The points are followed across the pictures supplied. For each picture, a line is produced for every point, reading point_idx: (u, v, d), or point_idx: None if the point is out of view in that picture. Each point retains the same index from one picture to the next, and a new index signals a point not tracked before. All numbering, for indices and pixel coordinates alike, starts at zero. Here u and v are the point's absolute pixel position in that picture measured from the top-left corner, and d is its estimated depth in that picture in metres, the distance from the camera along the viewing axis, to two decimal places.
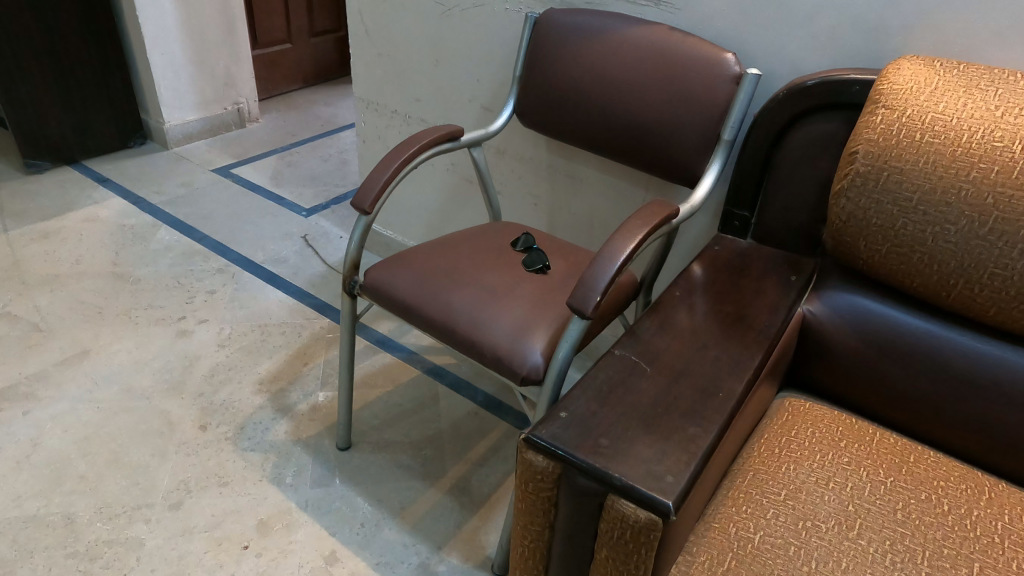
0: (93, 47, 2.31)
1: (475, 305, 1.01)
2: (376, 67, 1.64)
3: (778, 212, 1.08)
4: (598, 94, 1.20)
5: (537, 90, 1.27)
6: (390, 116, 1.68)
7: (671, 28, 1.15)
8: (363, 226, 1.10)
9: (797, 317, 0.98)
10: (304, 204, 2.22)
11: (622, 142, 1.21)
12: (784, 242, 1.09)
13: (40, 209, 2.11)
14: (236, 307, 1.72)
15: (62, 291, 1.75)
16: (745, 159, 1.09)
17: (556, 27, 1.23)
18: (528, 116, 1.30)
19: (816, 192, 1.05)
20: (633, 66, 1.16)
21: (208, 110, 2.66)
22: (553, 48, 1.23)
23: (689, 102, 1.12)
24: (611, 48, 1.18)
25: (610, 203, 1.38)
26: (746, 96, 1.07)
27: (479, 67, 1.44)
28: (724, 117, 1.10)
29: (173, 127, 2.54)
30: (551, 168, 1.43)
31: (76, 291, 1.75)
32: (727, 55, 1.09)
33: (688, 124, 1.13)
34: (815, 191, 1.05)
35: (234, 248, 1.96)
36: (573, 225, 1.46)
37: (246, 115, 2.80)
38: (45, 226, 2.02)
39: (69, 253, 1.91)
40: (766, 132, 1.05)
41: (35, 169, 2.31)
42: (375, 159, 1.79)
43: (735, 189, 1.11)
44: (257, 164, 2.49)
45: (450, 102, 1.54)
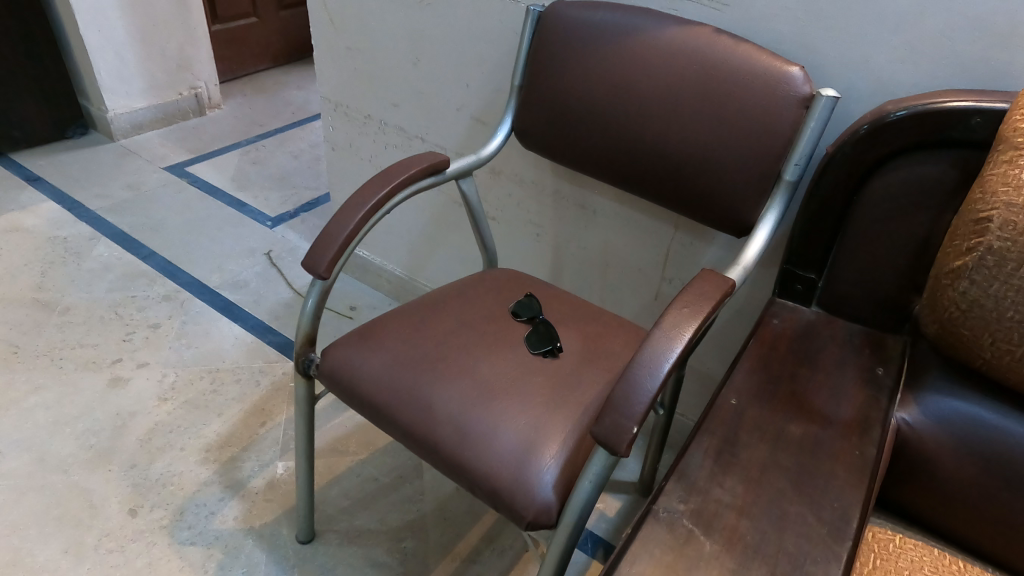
0: (18, 24, 1.99)
1: (462, 409, 0.77)
2: (344, 62, 1.35)
3: (856, 276, 0.83)
4: (620, 113, 0.94)
5: (541, 106, 1.01)
6: (363, 121, 1.40)
7: (716, 30, 0.88)
8: (319, 294, 0.85)
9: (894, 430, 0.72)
10: (269, 211, 1.94)
11: (649, 175, 0.95)
12: (862, 314, 0.85)
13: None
14: (182, 346, 1.46)
15: None
16: (813, 207, 0.83)
17: (566, 26, 0.96)
18: (529, 137, 1.04)
19: (911, 254, 0.80)
20: (667, 80, 0.89)
21: (160, 95, 2.35)
22: (562, 52, 0.97)
23: (739, 129, 0.85)
24: (638, 54, 0.91)
25: (629, 241, 1.13)
26: (818, 124, 0.81)
27: (467, 69, 1.17)
28: (787, 150, 0.84)
29: (119, 116, 2.24)
30: (557, 195, 1.18)
31: None
32: (794, 70, 0.82)
33: (738, 159, 0.86)
34: (909, 253, 0.80)
35: (184, 268, 1.69)
36: (583, 263, 1.21)
37: (205, 101, 2.49)
38: None
39: None
40: (845, 175, 0.80)
41: None
42: (346, 170, 1.51)
43: (799, 244, 0.86)
44: (217, 160, 2.19)
45: (434, 109, 1.27)
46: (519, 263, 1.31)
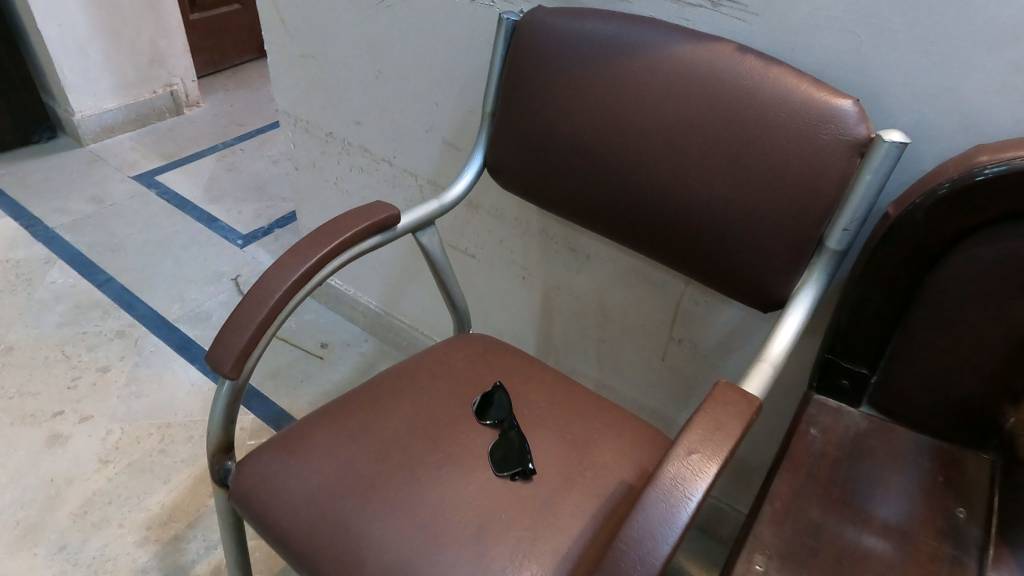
0: None
1: (401, 560, 0.59)
2: (300, 72, 1.15)
3: (924, 375, 0.63)
4: (615, 152, 0.74)
5: (517, 138, 0.81)
6: (325, 140, 1.21)
7: (741, 47, 0.67)
8: (230, 396, 0.67)
9: None
10: (241, 227, 1.73)
11: (652, 230, 0.75)
12: (928, 421, 0.65)
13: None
14: (131, 394, 1.30)
15: None
16: (866, 285, 0.62)
17: (545, 40, 0.76)
18: (506, 174, 0.84)
19: (1004, 354, 0.58)
20: (675, 112, 0.69)
21: (132, 94, 2.11)
22: (541, 74, 0.77)
23: (769, 181, 0.65)
24: (638, 77, 0.71)
25: (630, 292, 0.94)
26: (878, 178, 0.60)
27: (437, 84, 0.97)
28: (833, 209, 0.63)
29: (86, 119, 2.01)
30: (543, 234, 0.99)
31: None
32: (844, 104, 0.61)
33: (767, 219, 0.66)
34: (1003, 353, 0.58)
35: (142, 297, 1.51)
36: (576, 313, 1.03)
37: (182, 98, 2.24)
38: None
39: None
40: (915, 248, 0.59)
41: None
42: (312, 192, 1.32)
43: (845, 330, 0.65)
44: (188, 167, 1.97)
45: (402, 130, 1.07)
46: (504, 307, 1.13)
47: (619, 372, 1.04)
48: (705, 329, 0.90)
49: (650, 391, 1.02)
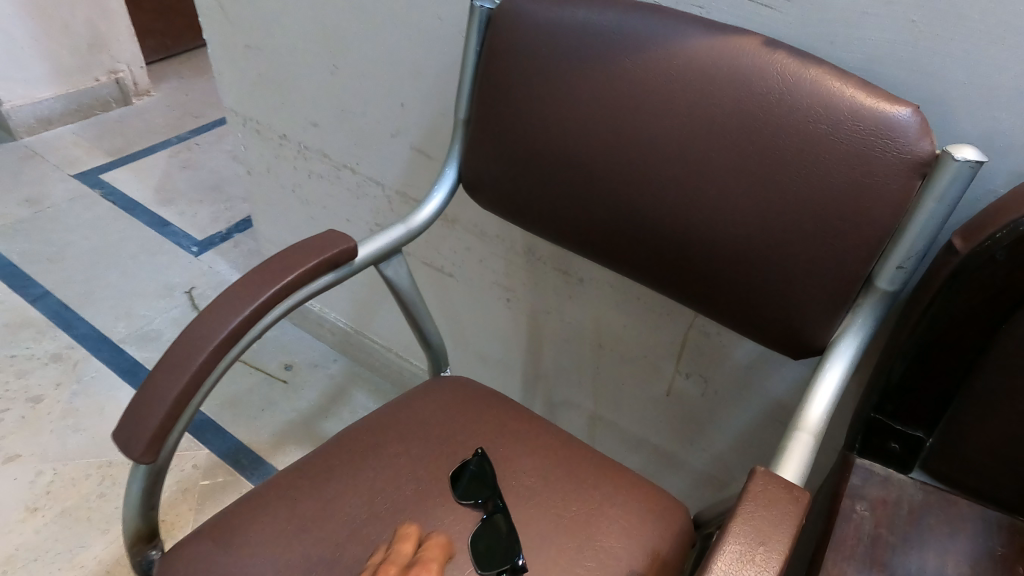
0: None
1: None
2: (246, 65, 1.00)
3: (993, 438, 0.53)
4: (616, 169, 0.61)
5: (496, 149, 0.68)
6: (279, 142, 1.07)
7: (769, 42, 0.55)
8: (147, 479, 0.54)
9: None
10: (195, 232, 1.55)
11: (661, 263, 0.63)
12: (994, 488, 0.55)
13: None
14: (67, 429, 1.11)
15: None
16: (925, 336, 0.51)
17: (528, 33, 0.63)
18: (485, 190, 0.72)
19: None
20: (688, 122, 0.56)
21: (71, 82, 1.84)
22: (524, 73, 0.64)
23: (806, 206, 0.53)
24: (641, 78, 0.58)
25: (629, 320, 0.83)
26: (943, 206, 0.48)
27: (402, 80, 0.84)
28: (886, 243, 0.51)
29: (18, 110, 1.75)
30: (530, 254, 0.88)
31: None
32: (902, 112, 0.49)
33: (802, 255, 0.54)
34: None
35: (82, 313, 1.32)
36: (568, 340, 0.92)
37: (130, 87, 1.98)
38: None
39: None
40: (992, 295, 0.48)
41: None
42: (270, 199, 1.18)
43: (897, 388, 0.54)
44: (138, 164, 1.74)
45: (364, 133, 0.94)
46: (487, 331, 1.02)
47: (617, 404, 0.94)
48: (715, 364, 0.79)
49: (652, 425, 0.92)
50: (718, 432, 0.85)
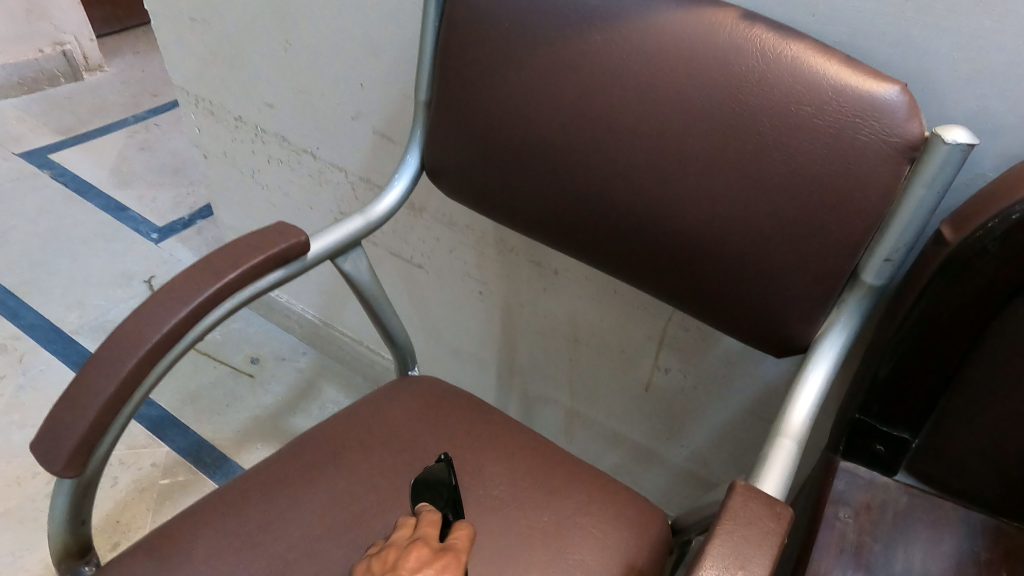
0: None
1: None
2: (193, 40, 0.93)
3: (980, 439, 0.51)
4: (586, 154, 0.56)
5: (457, 133, 0.64)
6: (234, 125, 1.00)
7: (748, 15, 0.51)
8: (75, 494, 0.49)
9: None
10: (156, 219, 1.48)
11: (636, 255, 0.59)
12: (980, 491, 0.53)
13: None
14: (13, 425, 1.05)
15: None
16: (914, 335, 0.48)
17: (490, 7, 0.58)
18: (448, 177, 0.67)
19: None
20: (662, 104, 0.52)
21: (13, 53, 1.73)
22: (485, 50, 0.59)
23: (788, 195, 0.49)
24: (610, 54, 0.53)
25: (604, 313, 0.80)
26: (932, 194, 0.45)
27: (359, 57, 0.78)
28: (872, 235, 0.48)
29: None
30: (501, 244, 0.83)
31: None
32: (891, 93, 0.45)
33: (785, 247, 0.50)
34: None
35: (31, 304, 1.25)
36: (541, 333, 0.88)
37: (79, 60, 1.87)
38: None
39: None
40: (980, 289, 0.45)
41: None
42: (228, 186, 1.12)
43: (882, 388, 0.51)
44: (91, 145, 1.65)
45: (321, 114, 0.88)
46: (459, 323, 0.98)
47: (593, 398, 0.90)
48: (693, 358, 0.75)
49: (630, 420, 0.89)
50: (697, 428, 0.82)
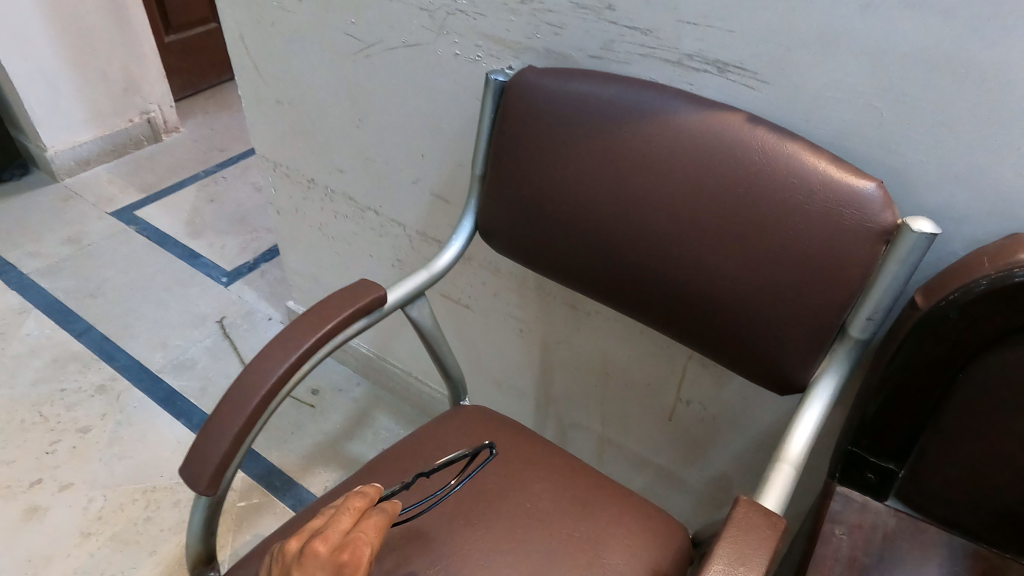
0: None
1: None
2: (277, 117, 1.09)
3: (959, 475, 0.59)
4: (616, 223, 0.68)
5: (507, 203, 0.76)
6: (307, 185, 1.15)
7: (752, 118, 0.62)
8: (208, 509, 0.62)
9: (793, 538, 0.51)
10: (225, 263, 1.64)
11: (659, 307, 0.70)
12: (964, 521, 0.61)
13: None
14: (113, 457, 1.19)
15: None
16: (892, 382, 0.58)
17: (539, 103, 0.71)
18: (499, 237, 0.79)
19: None
20: (681, 187, 0.63)
21: (108, 124, 1.95)
22: (533, 137, 0.71)
23: (786, 264, 0.59)
24: (638, 145, 0.65)
25: (632, 351, 0.90)
26: (904, 270, 0.55)
27: (423, 135, 0.92)
28: (855, 299, 0.58)
29: (59, 154, 1.84)
30: (540, 289, 0.95)
31: None
32: (869, 187, 0.56)
33: (785, 306, 0.61)
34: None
35: (123, 346, 1.40)
36: (576, 368, 0.99)
37: (160, 125, 2.07)
38: None
39: None
40: (945, 347, 0.54)
41: None
42: (296, 236, 1.26)
43: (870, 426, 0.60)
44: (169, 200, 1.84)
45: (386, 179, 1.02)
46: (501, 358, 1.10)
47: (623, 427, 1.00)
48: (712, 393, 0.85)
49: (656, 447, 0.99)
50: (717, 455, 0.91)
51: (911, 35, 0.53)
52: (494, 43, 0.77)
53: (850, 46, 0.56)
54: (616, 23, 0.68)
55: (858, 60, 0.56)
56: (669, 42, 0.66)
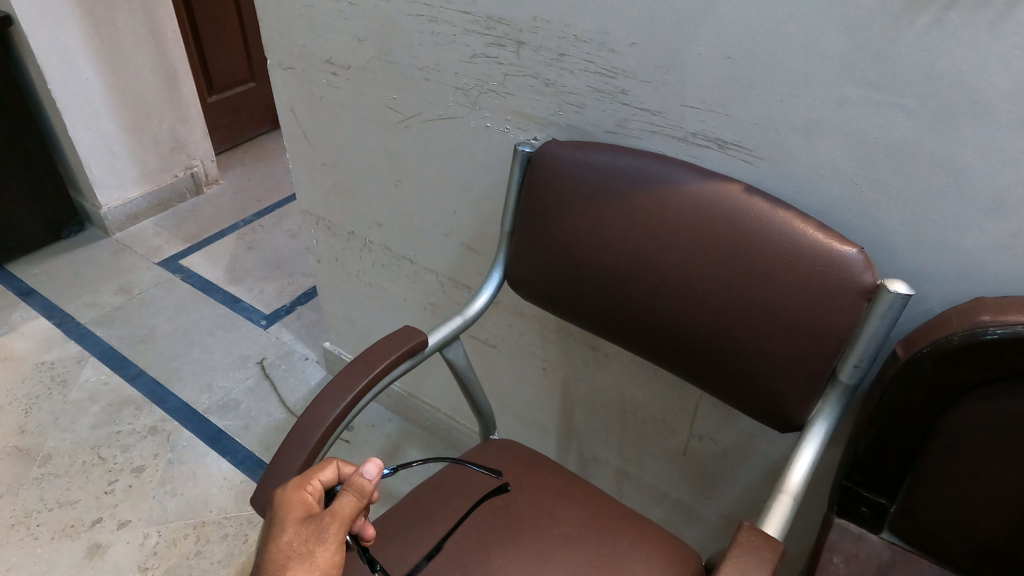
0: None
1: None
2: (322, 177, 1.20)
3: (944, 514, 0.63)
4: (630, 276, 0.77)
5: (533, 257, 0.85)
6: (347, 237, 1.26)
7: (748, 188, 0.71)
8: None
9: (759, 547, 0.58)
10: (264, 307, 1.76)
11: (669, 351, 0.77)
12: (952, 556, 0.65)
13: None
14: (166, 494, 1.28)
15: None
16: (880, 424, 0.63)
17: (561, 170, 0.80)
18: (525, 286, 0.88)
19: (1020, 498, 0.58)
20: (687, 246, 0.72)
21: (156, 181, 2.09)
22: (556, 200, 0.81)
23: (782, 316, 0.67)
24: (650, 208, 0.74)
25: (648, 390, 0.98)
26: (884, 324, 0.63)
27: (456, 195, 1.03)
28: (843, 348, 0.66)
29: (113, 210, 1.99)
30: (562, 331, 1.03)
31: None
32: (852, 252, 0.64)
33: (781, 353, 0.68)
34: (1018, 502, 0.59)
35: (173, 390, 1.50)
36: (596, 405, 1.07)
37: (202, 179, 2.22)
38: None
39: None
40: (922, 396, 0.59)
41: None
42: (335, 283, 1.37)
43: (862, 463, 0.66)
44: (212, 249, 1.97)
45: (420, 233, 1.13)
46: (526, 395, 1.18)
47: (640, 460, 1.07)
48: (722, 429, 0.92)
49: (672, 479, 1.05)
50: (728, 486, 0.98)
51: (877, 124, 0.62)
52: (521, 117, 0.88)
53: (828, 131, 0.65)
54: (628, 104, 0.78)
55: (835, 143, 0.65)
56: (674, 122, 0.75)
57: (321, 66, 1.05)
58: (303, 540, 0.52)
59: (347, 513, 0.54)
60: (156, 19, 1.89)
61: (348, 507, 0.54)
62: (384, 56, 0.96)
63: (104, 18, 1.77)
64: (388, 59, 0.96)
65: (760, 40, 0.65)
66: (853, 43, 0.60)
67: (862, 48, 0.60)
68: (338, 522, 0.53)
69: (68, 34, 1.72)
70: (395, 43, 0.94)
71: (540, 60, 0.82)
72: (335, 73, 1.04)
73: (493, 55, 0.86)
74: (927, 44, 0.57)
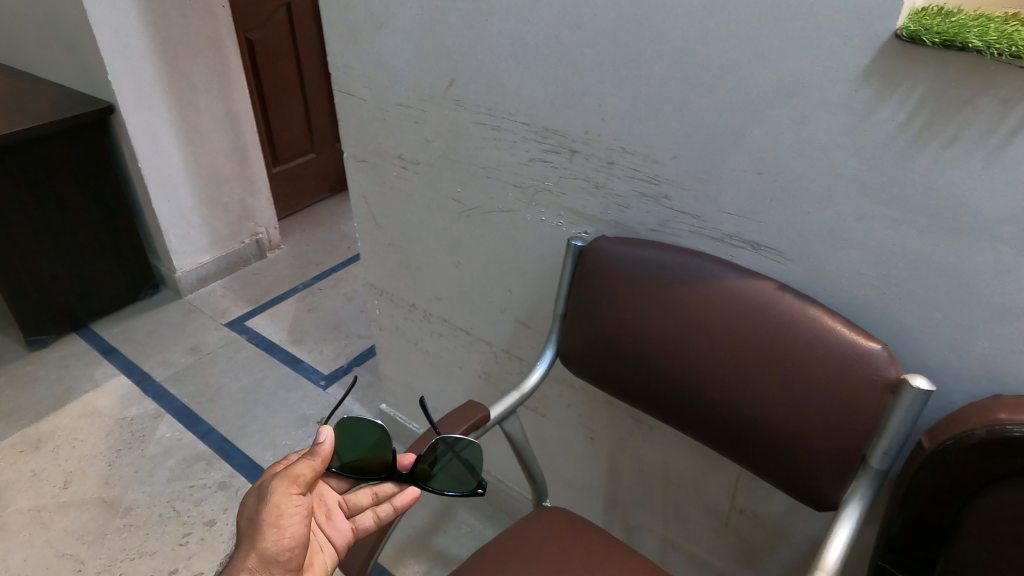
0: (92, 207, 1.92)
1: None
2: (388, 256, 1.33)
3: None
4: (671, 361, 0.84)
5: (583, 339, 0.94)
6: (407, 309, 1.37)
7: (781, 285, 0.80)
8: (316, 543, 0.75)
9: None
10: (323, 368, 1.88)
11: (710, 432, 0.84)
12: None
13: (27, 398, 1.76)
14: None
15: (36, 539, 1.39)
16: (911, 509, 0.68)
17: (609, 263, 0.90)
18: (575, 365, 0.97)
19: None
20: (726, 337, 0.80)
21: (225, 246, 2.27)
22: (605, 289, 0.90)
23: (813, 404, 0.74)
24: (691, 300, 0.83)
25: (691, 462, 1.04)
26: (909, 417, 0.69)
27: (511, 277, 1.13)
28: (872, 436, 0.72)
29: (185, 274, 2.16)
30: (609, 404, 1.11)
31: (57, 536, 1.40)
32: (877, 350, 0.72)
33: (814, 438, 0.75)
34: None
35: (240, 446, 1.61)
36: (640, 473, 1.13)
37: (266, 244, 2.39)
38: (34, 432, 1.66)
39: (52, 471, 1.55)
40: (949, 484, 0.65)
41: (36, 346, 1.93)
42: (393, 349, 1.47)
43: (895, 545, 0.71)
44: (275, 311, 2.11)
45: (477, 308, 1.23)
46: (573, 461, 1.25)
47: (684, 529, 1.12)
48: (762, 502, 0.98)
49: (714, 549, 1.10)
50: (771, 559, 1.02)
51: (895, 237, 0.70)
52: (573, 214, 0.99)
53: (855, 243, 0.73)
54: (670, 208, 0.88)
55: (858, 252, 0.73)
56: (712, 225, 0.85)
57: (392, 161, 1.19)
58: (259, 501, 0.66)
59: (301, 474, 0.67)
60: (232, 102, 2.10)
61: (300, 470, 0.67)
62: (451, 156, 1.09)
63: (189, 103, 1.99)
64: (454, 158, 1.09)
65: (789, 160, 0.74)
66: (870, 168, 0.69)
67: (877, 173, 0.69)
68: (285, 480, 0.66)
69: (159, 118, 1.93)
70: (461, 145, 1.07)
71: (591, 166, 0.93)
72: (405, 166, 1.18)
73: (550, 159, 0.97)
74: (933, 173, 0.65)
